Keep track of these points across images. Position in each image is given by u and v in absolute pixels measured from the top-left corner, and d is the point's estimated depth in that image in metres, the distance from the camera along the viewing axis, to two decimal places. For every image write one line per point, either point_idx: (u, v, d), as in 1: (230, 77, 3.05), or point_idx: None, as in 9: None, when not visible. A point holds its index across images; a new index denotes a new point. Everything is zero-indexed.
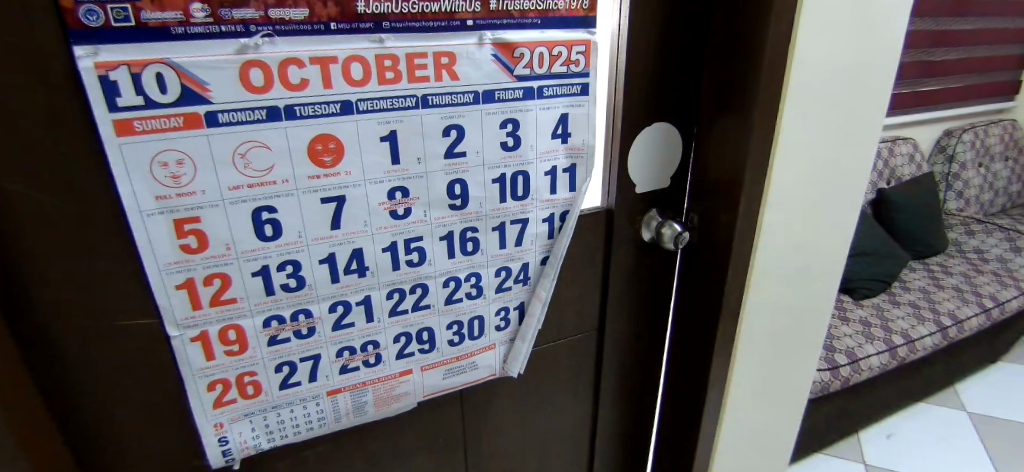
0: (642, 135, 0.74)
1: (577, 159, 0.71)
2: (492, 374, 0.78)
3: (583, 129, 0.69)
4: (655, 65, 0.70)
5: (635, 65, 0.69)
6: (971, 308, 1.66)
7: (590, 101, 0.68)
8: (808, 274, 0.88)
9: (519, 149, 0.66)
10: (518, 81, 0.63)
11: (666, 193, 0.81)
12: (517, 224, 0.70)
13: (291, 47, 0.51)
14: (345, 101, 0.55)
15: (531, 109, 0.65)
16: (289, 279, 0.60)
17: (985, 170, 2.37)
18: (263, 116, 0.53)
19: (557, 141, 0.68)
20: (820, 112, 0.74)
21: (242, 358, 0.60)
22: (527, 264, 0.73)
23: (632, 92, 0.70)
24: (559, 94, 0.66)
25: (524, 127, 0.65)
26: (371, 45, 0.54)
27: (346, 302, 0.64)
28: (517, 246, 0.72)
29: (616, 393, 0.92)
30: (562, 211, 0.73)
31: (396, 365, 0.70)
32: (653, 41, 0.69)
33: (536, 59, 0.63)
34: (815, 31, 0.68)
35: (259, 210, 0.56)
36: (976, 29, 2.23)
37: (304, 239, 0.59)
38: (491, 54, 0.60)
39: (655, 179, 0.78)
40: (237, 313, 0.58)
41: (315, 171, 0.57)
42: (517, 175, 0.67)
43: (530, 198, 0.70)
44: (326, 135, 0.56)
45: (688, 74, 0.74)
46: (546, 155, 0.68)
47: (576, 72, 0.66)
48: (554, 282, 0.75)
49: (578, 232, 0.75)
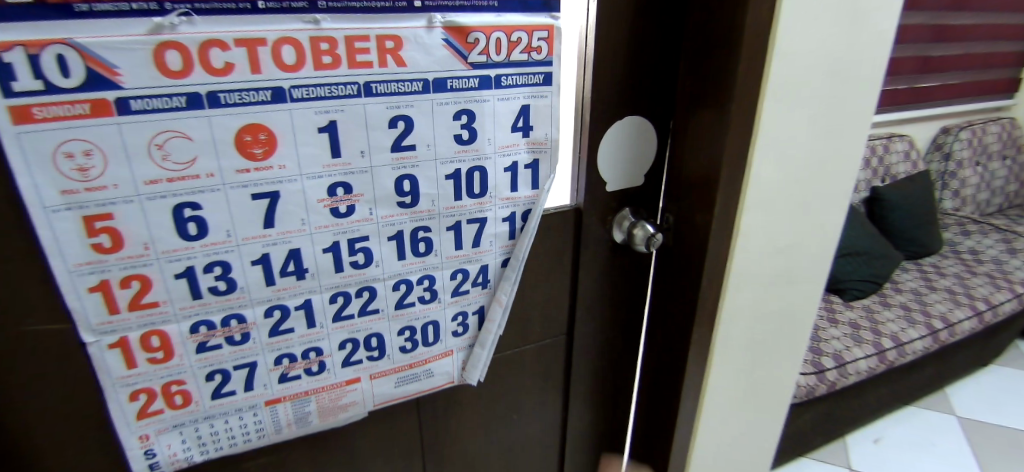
0: (614, 137, 0.70)
1: (540, 154, 0.66)
2: (450, 382, 0.73)
3: (546, 123, 0.64)
4: (627, 52, 0.65)
5: (603, 54, 0.64)
6: (964, 311, 1.63)
7: (554, 92, 0.63)
8: (788, 279, 0.84)
9: (475, 143, 0.61)
10: (473, 69, 0.57)
11: (640, 191, 0.76)
12: (475, 224, 0.65)
13: (212, 28, 0.47)
14: (277, 88, 0.50)
15: (487, 100, 0.60)
16: (218, 281, 0.55)
17: (983, 169, 2.32)
18: (182, 103, 0.48)
19: (519, 134, 0.63)
20: (804, 106, 0.70)
21: (168, 366, 0.56)
22: (486, 266, 0.69)
23: (600, 81, 0.65)
24: (519, 84, 0.61)
25: (481, 119, 0.60)
26: (304, 27, 0.49)
27: (284, 306, 0.59)
28: (474, 247, 0.67)
29: (587, 401, 0.88)
30: (524, 210, 0.68)
31: (342, 373, 0.65)
32: (625, 29, 0.64)
33: (493, 45, 0.57)
34: (798, 19, 0.63)
35: (181, 207, 0.51)
36: (976, 25, 2.17)
37: (234, 238, 0.54)
38: (443, 39, 0.55)
39: (627, 176, 0.74)
40: (160, 318, 0.54)
41: (244, 164, 0.52)
42: (473, 171, 0.62)
43: (487, 196, 0.65)
44: (256, 125, 0.51)
45: (662, 64, 0.69)
46: (506, 150, 0.63)
47: (538, 60, 0.60)
48: (515, 285, 0.70)
49: (541, 232, 0.70)
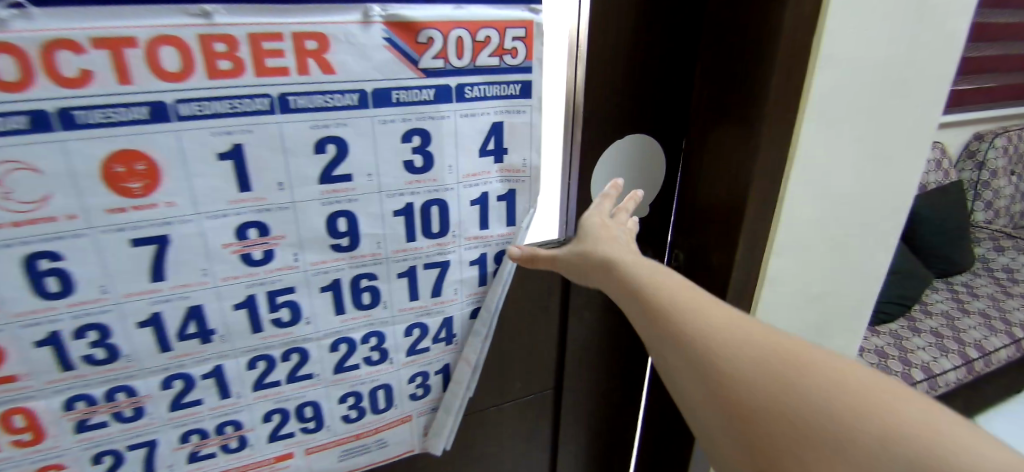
0: (608, 161, 0.58)
1: (515, 184, 0.54)
2: (409, 451, 0.63)
3: (524, 144, 0.52)
4: (629, 57, 0.53)
5: (598, 57, 0.52)
6: (1000, 339, 1.48)
7: (532, 106, 0.50)
8: (824, 329, 0.69)
9: (431, 171, 0.49)
10: (426, 77, 0.44)
11: (643, 224, 0.64)
12: (433, 269, 0.54)
13: (58, 23, 0.34)
14: (157, 103, 0.38)
15: (446, 116, 0.47)
16: (94, 349, 0.44)
17: (1018, 178, 2.16)
18: (24, 124, 0.35)
19: (488, 159, 0.51)
20: (852, 123, 0.55)
21: (39, 450, 0.45)
22: (451, 318, 0.58)
23: (590, 91, 0.53)
24: (487, 96, 0.48)
25: (438, 140, 0.48)
26: (190, 21, 0.37)
27: (187, 376, 0.48)
28: (433, 297, 0.56)
29: (578, 449, 0.78)
30: (498, 251, 0.57)
31: (269, 448, 0.55)
32: (626, 30, 0.52)
33: (453, 46, 0.44)
34: (848, 14, 0.48)
35: (37, 257, 0.39)
36: (1012, 23, 2.01)
37: (112, 296, 0.42)
38: (384, 38, 0.42)
39: (629, 207, 0.61)
40: (23, 395, 0.43)
41: (117, 202, 0.40)
42: (430, 205, 0.50)
43: (449, 236, 0.53)
44: (132, 152, 0.39)
45: (672, 68, 0.56)
46: (471, 179, 0.51)
47: (512, 65, 0.47)
48: (485, 342, 0.60)
49: (516, 276, 0.60)
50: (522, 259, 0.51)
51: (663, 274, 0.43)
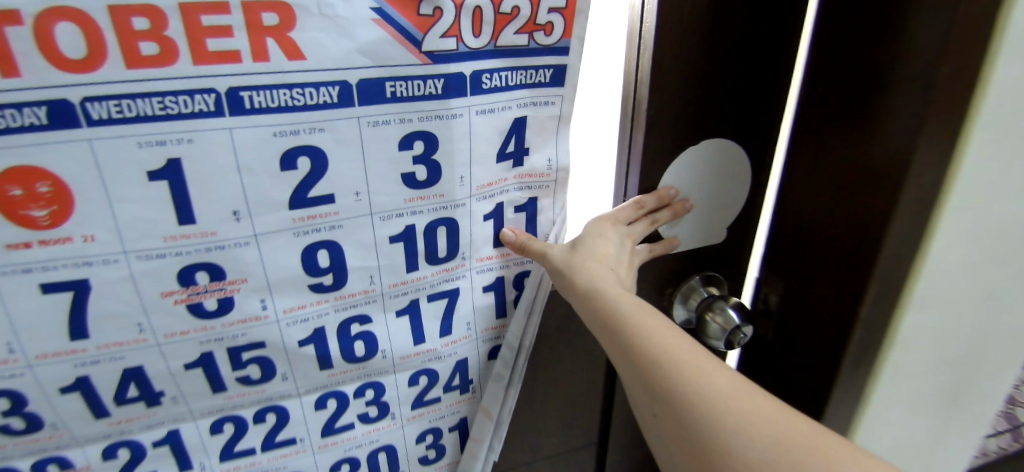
0: (675, 186, 0.45)
1: (537, 189, 0.43)
2: None
3: (550, 143, 0.41)
4: (714, 34, 0.39)
5: (670, 36, 0.38)
6: None
7: (565, 97, 0.39)
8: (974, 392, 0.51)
9: (439, 183, 0.39)
10: (431, 63, 0.33)
11: (719, 251, 0.52)
12: (439, 301, 0.46)
13: None
14: (58, 102, 0.27)
15: (458, 114, 0.36)
16: (10, 419, 0.35)
17: None
18: None
19: (506, 164, 0.40)
20: None
21: None
22: (464, 359, 0.51)
23: (663, 69, 0.39)
24: (511, 85, 0.36)
25: (448, 144, 0.37)
26: None
27: (135, 445, 0.40)
28: (442, 337, 0.48)
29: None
30: (517, 275, 0.49)
31: None
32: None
33: (467, 21, 0.32)
34: None
35: None
36: None
37: (23, 356, 0.33)
38: (372, 9, 0.30)
39: (699, 231, 0.49)
40: None
41: (19, 234, 0.30)
42: (437, 224, 0.41)
43: (457, 259, 0.44)
44: (29, 170, 0.28)
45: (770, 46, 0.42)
46: (485, 190, 0.41)
47: (544, 46, 0.36)
48: (504, 388, 0.53)
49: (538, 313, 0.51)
50: (511, 247, 0.43)
51: (651, 318, 0.37)
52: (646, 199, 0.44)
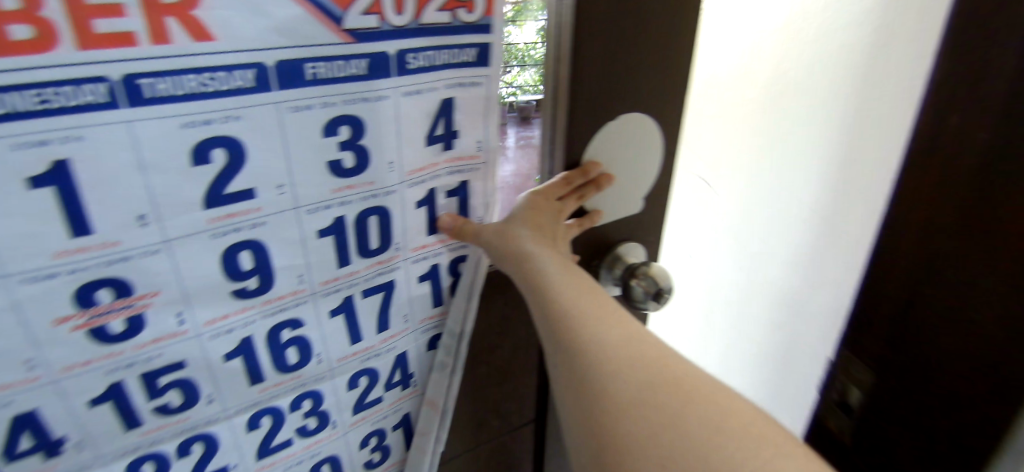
0: (596, 159, 0.48)
1: (466, 173, 0.44)
2: None
3: (479, 124, 0.42)
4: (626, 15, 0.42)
5: (589, 19, 0.41)
6: None
7: (488, 76, 0.40)
8: None
9: (369, 170, 0.38)
10: (354, 42, 0.32)
11: (638, 219, 0.56)
12: (375, 295, 0.45)
13: None
14: None
15: (384, 96, 0.35)
16: None
17: None
18: None
19: (437, 146, 0.41)
20: None
21: None
22: (405, 353, 0.51)
23: (584, 45, 0.42)
24: (435, 65, 0.36)
25: (375, 129, 0.36)
26: None
27: None
28: (380, 333, 0.47)
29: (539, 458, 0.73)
30: (456, 257, 0.49)
31: None
32: None
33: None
34: None
35: None
36: None
37: None
38: None
39: (620, 203, 0.53)
40: None
41: None
42: (369, 215, 0.40)
43: (390, 251, 0.43)
44: None
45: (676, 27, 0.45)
46: (417, 176, 0.41)
47: (466, 23, 0.36)
48: (448, 378, 0.54)
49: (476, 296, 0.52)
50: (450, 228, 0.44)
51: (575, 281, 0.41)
52: (573, 175, 0.47)
